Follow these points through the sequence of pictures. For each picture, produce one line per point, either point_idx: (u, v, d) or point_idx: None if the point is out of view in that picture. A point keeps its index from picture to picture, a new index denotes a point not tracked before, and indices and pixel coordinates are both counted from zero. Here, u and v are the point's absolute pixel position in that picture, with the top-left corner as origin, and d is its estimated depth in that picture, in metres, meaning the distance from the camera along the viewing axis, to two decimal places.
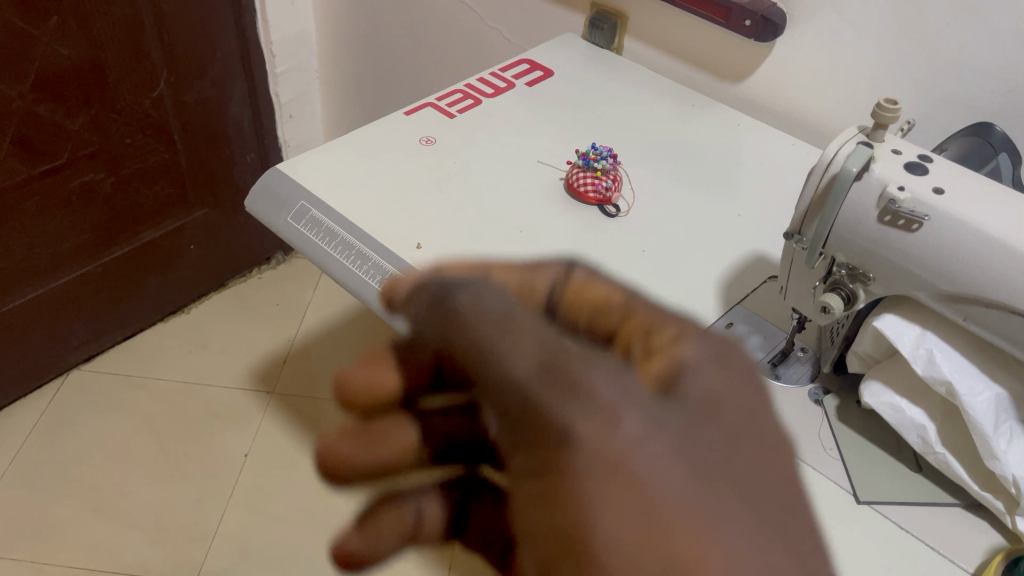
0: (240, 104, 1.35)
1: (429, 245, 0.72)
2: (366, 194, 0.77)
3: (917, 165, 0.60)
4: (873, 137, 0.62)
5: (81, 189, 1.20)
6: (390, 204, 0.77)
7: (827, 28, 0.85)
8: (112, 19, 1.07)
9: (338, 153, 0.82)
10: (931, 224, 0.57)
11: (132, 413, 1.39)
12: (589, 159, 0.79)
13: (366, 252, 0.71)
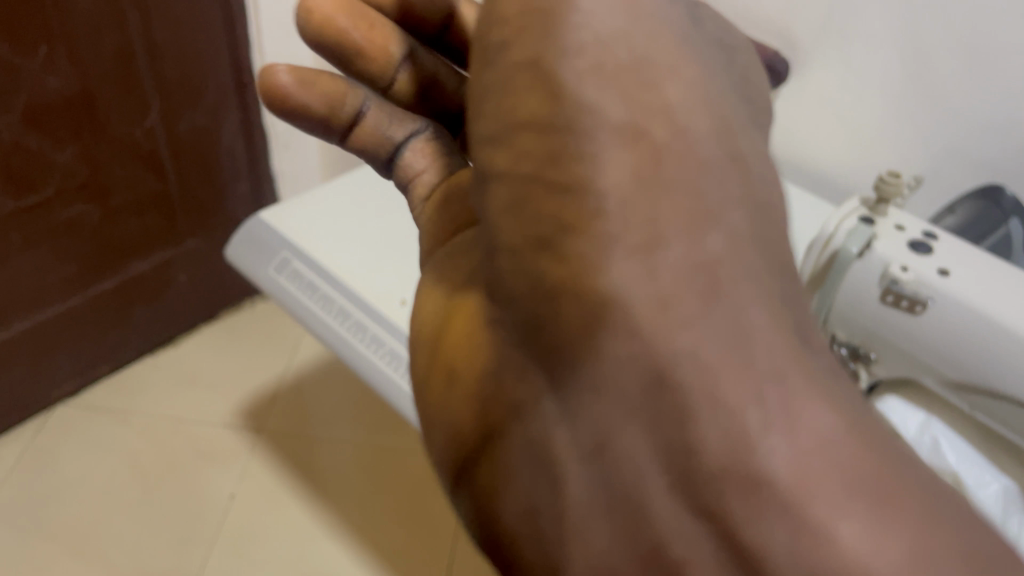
0: (233, 133, 1.33)
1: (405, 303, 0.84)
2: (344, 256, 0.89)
3: (920, 244, 0.65)
4: (876, 213, 0.69)
5: (68, 221, 1.18)
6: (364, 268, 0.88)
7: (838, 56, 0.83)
8: (102, 49, 1.05)
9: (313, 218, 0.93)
10: (934, 306, 0.62)
11: (116, 450, 1.35)
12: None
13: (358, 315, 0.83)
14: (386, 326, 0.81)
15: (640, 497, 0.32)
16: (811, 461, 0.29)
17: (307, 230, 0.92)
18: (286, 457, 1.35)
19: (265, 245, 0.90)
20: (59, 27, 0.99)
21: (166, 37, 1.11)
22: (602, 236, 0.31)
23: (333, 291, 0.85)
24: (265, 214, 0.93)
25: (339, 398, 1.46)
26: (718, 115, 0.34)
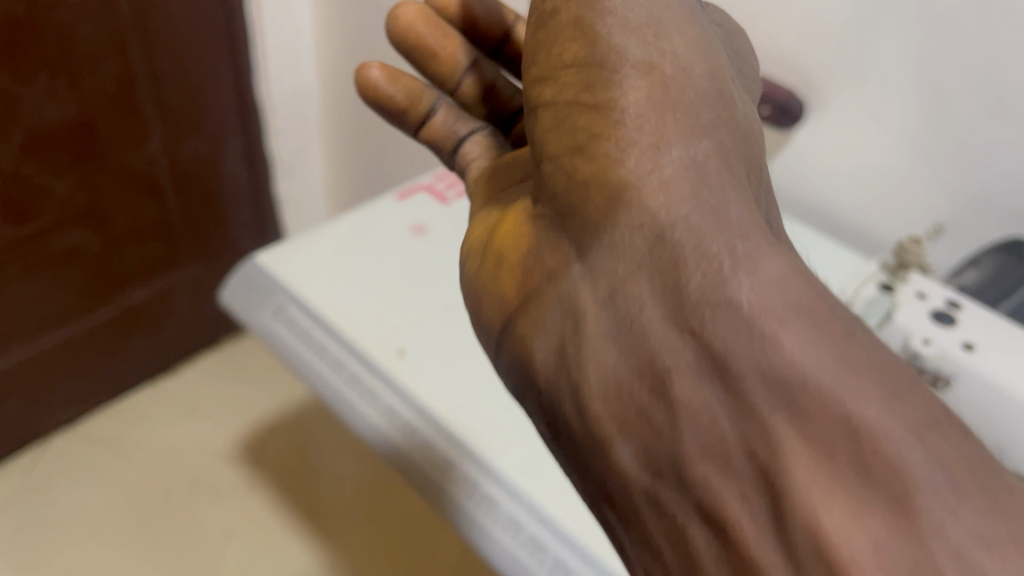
0: (236, 160, 1.35)
1: (411, 351, 0.71)
2: (349, 296, 0.76)
3: (944, 314, 0.61)
4: (896, 279, 0.65)
5: (69, 250, 1.19)
6: (370, 310, 0.74)
7: (851, 101, 0.73)
8: (104, 78, 1.08)
9: (313, 255, 0.80)
10: (959, 384, 0.58)
11: (114, 479, 1.35)
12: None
13: (358, 374, 0.69)
14: (390, 385, 0.68)
15: (643, 327, 0.34)
16: (775, 292, 0.31)
17: (308, 269, 0.78)
18: (285, 487, 1.36)
19: (262, 287, 0.77)
20: (61, 56, 1.01)
21: (167, 66, 1.14)
22: (625, 140, 0.35)
23: (335, 343, 0.71)
24: (262, 255, 0.80)
25: (342, 431, 1.46)
26: (717, 57, 0.38)
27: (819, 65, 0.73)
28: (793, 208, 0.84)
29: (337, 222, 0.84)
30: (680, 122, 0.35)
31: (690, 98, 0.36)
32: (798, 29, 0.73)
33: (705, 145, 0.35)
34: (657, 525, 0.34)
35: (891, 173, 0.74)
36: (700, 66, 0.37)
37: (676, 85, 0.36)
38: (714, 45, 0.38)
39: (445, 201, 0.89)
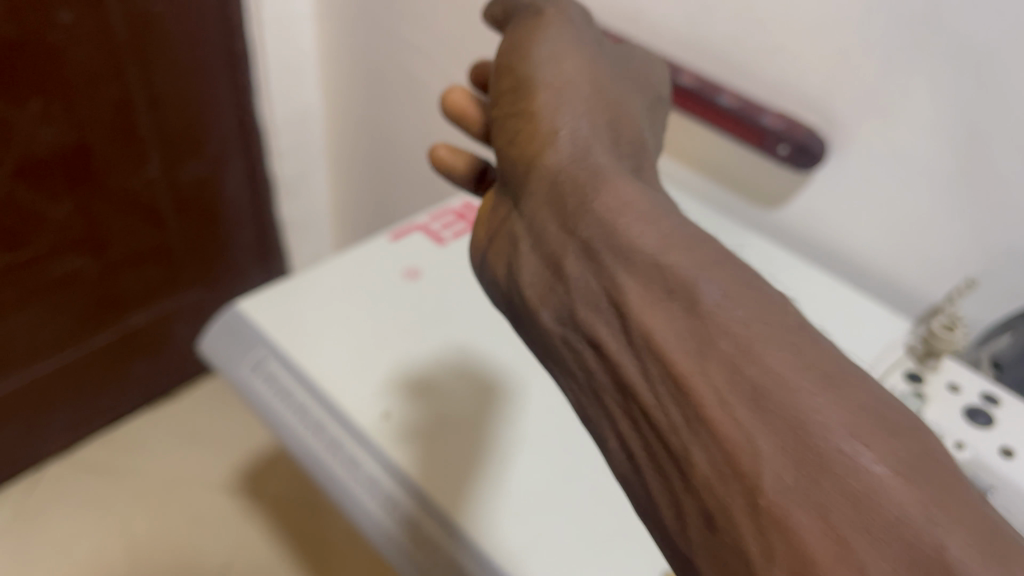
0: (237, 182, 1.35)
1: (396, 415, 0.60)
2: (333, 349, 0.64)
3: (979, 412, 0.55)
4: (928, 369, 0.60)
5: (62, 276, 1.19)
6: (356, 366, 0.63)
7: (879, 141, 0.65)
8: (99, 101, 1.08)
9: (298, 300, 0.68)
10: (997, 495, 0.52)
11: (108, 508, 1.34)
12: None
13: (338, 439, 0.58)
14: (375, 455, 0.57)
15: (543, 228, 0.38)
16: (627, 190, 0.36)
17: (292, 317, 0.66)
18: (286, 520, 1.35)
19: (245, 338, 0.65)
20: (55, 81, 1.01)
21: (164, 88, 1.14)
22: (537, 111, 0.40)
23: (313, 401, 0.60)
24: (244, 301, 0.67)
25: None
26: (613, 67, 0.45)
27: (843, 100, 0.65)
28: (827, 258, 0.74)
29: (326, 264, 0.72)
30: (576, 100, 0.41)
31: (582, 79, 0.42)
32: (818, 60, 0.65)
33: (597, 119, 0.40)
34: (576, 369, 0.36)
35: (924, 219, 0.65)
36: (598, 71, 0.43)
37: (573, 78, 0.42)
38: (609, 64, 0.45)
39: (446, 239, 0.77)
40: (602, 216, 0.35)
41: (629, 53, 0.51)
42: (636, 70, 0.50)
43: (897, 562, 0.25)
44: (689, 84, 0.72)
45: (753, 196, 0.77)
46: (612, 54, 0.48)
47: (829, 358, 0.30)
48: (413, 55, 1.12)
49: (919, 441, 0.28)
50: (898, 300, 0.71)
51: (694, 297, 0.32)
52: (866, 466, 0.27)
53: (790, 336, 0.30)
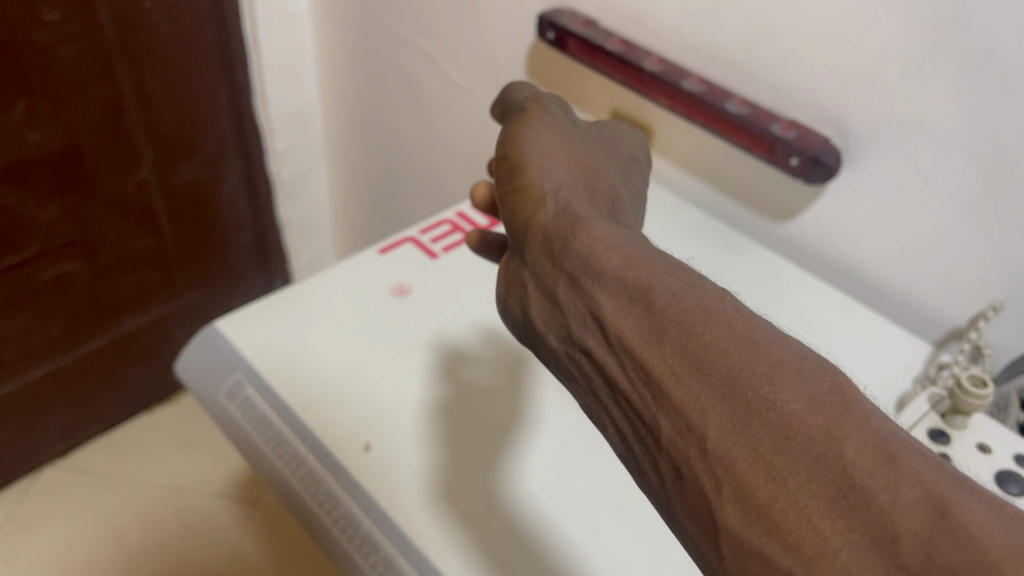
0: (234, 183, 1.32)
1: (378, 447, 0.55)
2: (310, 373, 0.60)
3: (1013, 479, 0.50)
4: (950, 422, 0.54)
5: (55, 280, 1.16)
6: (331, 394, 0.58)
7: (900, 153, 0.60)
8: (89, 102, 1.05)
9: (275, 320, 0.63)
10: None
11: (102, 516, 1.31)
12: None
13: (315, 473, 0.55)
14: (353, 491, 0.53)
15: (535, 260, 0.44)
16: (594, 219, 0.42)
17: (268, 338, 0.62)
18: (282, 529, 1.32)
19: (221, 363, 0.61)
20: (40, 83, 0.98)
21: (156, 87, 1.11)
22: (533, 177, 0.46)
23: (289, 432, 0.56)
24: (219, 322, 0.63)
25: None
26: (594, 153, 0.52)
27: (859, 108, 0.61)
28: (844, 278, 0.70)
29: (308, 281, 0.67)
30: (560, 164, 0.47)
31: (564, 152, 0.49)
32: (835, 65, 0.60)
33: (580, 182, 0.47)
34: (580, 377, 0.42)
35: (948, 235, 0.60)
36: (578, 148, 0.51)
37: (557, 149, 0.49)
38: (588, 142, 0.53)
39: (437, 254, 0.72)
40: (580, 242, 0.41)
41: (604, 128, 0.59)
42: (613, 142, 0.57)
43: (813, 477, 0.30)
44: (695, 90, 0.68)
45: (761, 208, 0.72)
46: (590, 132, 0.56)
47: (753, 326, 0.35)
48: (411, 54, 1.08)
49: (833, 382, 0.32)
50: (913, 322, 0.66)
51: (647, 295, 0.37)
52: (783, 406, 0.31)
53: (723, 312, 0.35)
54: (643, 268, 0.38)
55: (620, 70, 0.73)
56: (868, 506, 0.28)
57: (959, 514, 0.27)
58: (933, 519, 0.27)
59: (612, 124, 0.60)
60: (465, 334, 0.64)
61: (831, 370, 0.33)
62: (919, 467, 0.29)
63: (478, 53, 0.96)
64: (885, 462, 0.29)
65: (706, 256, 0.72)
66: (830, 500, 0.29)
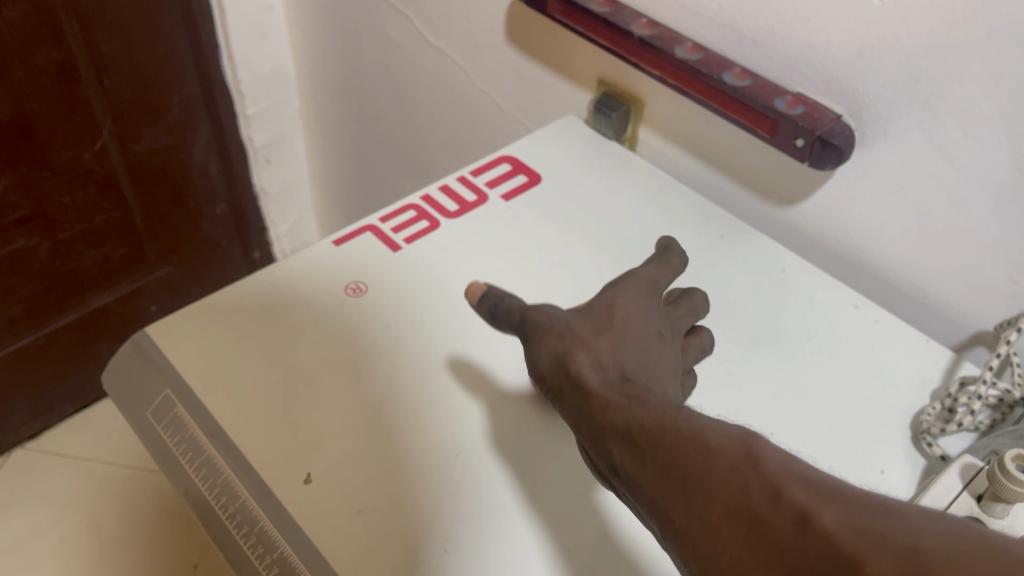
0: (204, 150, 1.23)
1: (321, 476, 0.49)
2: (249, 389, 0.53)
3: None
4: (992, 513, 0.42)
5: (11, 257, 1.09)
6: (271, 420, 0.51)
7: (921, 132, 0.52)
8: (37, 66, 0.96)
9: (211, 327, 0.56)
10: None
11: (72, 501, 1.25)
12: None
13: (246, 508, 0.48)
14: (293, 536, 0.46)
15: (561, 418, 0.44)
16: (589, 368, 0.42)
17: (203, 346, 0.55)
18: None
19: (154, 376, 0.54)
20: None
21: (112, 50, 1.02)
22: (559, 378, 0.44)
23: (223, 458, 0.50)
24: (149, 328, 0.56)
25: None
26: (614, 320, 0.46)
27: (877, 83, 0.53)
28: (853, 271, 0.62)
29: (248, 279, 0.60)
30: (577, 343, 0.44)
31: (587, 340, 0.44)
32: (851, 31, 0.52)
33: (598, 367, 0.43)
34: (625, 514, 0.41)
35: (975, 226, 0.53)
36: (609, 339, 0.44)
37: (579, 348, 0.44)
38: (625, 318, 0.46)
39: (399, 246, 0.64)
40: (574, 383, 0.42)
41: (633, 274, 0.50)
42: (648, 287, 0.49)
43: (725, 524, 0.30)
44: (690, 59, 0.60)
45: (764, 191, 0.65)
46: (623, 291, 0.48)
47: (702, 426, 0.34)
48: (386, 14, 0.99)
49: (745, 439, 0.33)
50: (930, 323, 0.59)
51: (626, 427, 0.37)
52: (703, 471, 0.32)
53: (681, 425, 0.35)
54: (627, 406, 0.38)
55: (606, 35, 0.65)
56: (762, 534, 0.29)
57: (820, 520, 0.28)
58: (803, 530, 0.28)
59: (647, 268, 0.51)
60: (427, 342, 0.57)
61: (747, 434, 0.33)
62: (788, 485, 0.30)
63: (455, 13, 0.87)
64: (773, 497, 0.29)
65: (703, 245, 0.65)
66: (743, 543, 0.29)
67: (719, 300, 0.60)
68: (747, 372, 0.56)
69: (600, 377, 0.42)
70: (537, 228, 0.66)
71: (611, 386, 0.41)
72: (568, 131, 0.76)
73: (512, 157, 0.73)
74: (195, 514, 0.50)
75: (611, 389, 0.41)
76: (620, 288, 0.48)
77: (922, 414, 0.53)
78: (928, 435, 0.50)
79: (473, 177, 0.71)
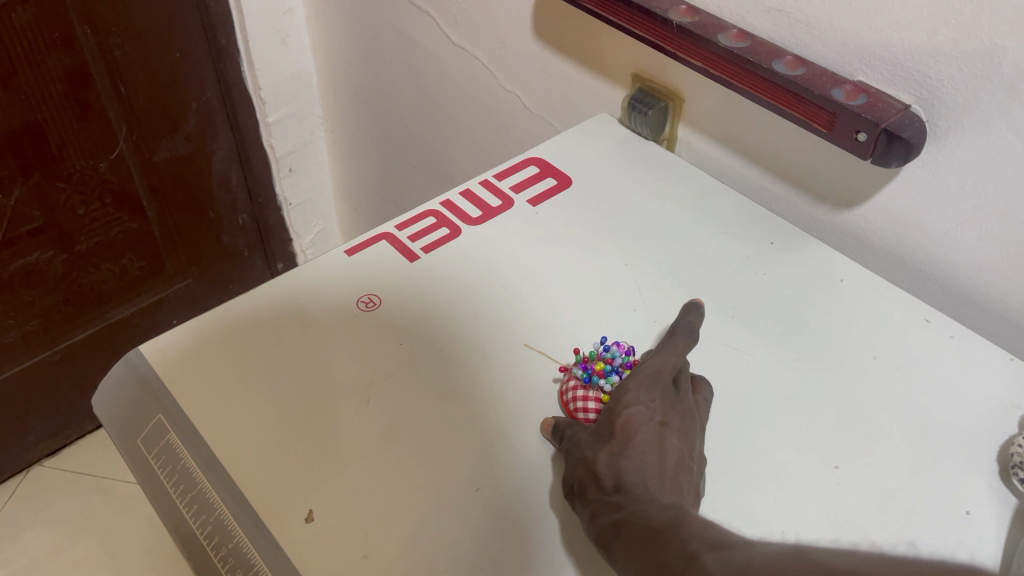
0: (224, 159, 1.20)
1: (322, 515, 0.44)
2: (247, 418, 0.48)
3: None
4: None
5: (24, 270, 1.05)
6: (270, 454, 0.46)
7: (1004, 121, 0.46)
8: (48, 74, 0.93)
9: (209, 349, 0.52)
10: None
11: (91, 521, 1.21)
12: (592, 369, 0.49)
13: (241, 550, 0.43)
14: None
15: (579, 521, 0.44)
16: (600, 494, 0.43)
17: (201, 370, 0.50)
18: None
19: (146, 400, 0.49)
20: None
21: (127, 57, 0.98)
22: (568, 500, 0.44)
23: (219, 492, 0.45)
24: (141, 348, 0.51)
25: None
26: (619, 431, 0.45)
27: (951, 65, 0.46)
28: (919, 280, 0.56)
29: (249, 293, 0.55)
30: (578, 458, 0.45)
31: (586, 455, 0.44)
32: (921, 7, 0.46)
33: (604, 488, 0.43)
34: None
35: None
36: (616, 456, 0.44)
37: (581, 465, 0.44)
38: (627, 423, 0.45)
39: (417, 256, 0.59)
40: (571, 482, 0.44)
41: (635, 370, 0.48)
42: (655, 379, 0.47)
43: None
44: (735, 48, 0.54)
45: (817, 194, 0.59)
46: (626, 390, 0.46)
47: (656, 516, 0.40)
48: (408, 13, 0.95)
49: (677, 519, 0.40)
50: (1012, 339, 0.53)
51: (608, 527, 0.41)
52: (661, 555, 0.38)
53: (648, 521, 0.40)
54: (611, 511, 0.41)
55: (641, 24, 0.59)
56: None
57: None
58: None
59: (650, 360, 0.48)
60: (446, 362, 0.52)
61: (679, 514, 0.40)
62: (692, 544, 0.38)
63: (479, 9, 0.82)
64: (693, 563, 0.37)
65: (751, 254, 0.59)
66: None
67: (771, 315, 0.54)
68: (806, 395, 0.49)
69: (594, 487, 0.43)
70: (568, 236, 0.61)
71: (602, 498, 0.43)
72: (601, 132, 0.70)
73: (540, 159, 0.67)
74: (184, 556, 0.44)
75: (602, 496, 0.43)
76: (624, 388, 0.47)
77: (1012, 444, 0.46)
78: (1021, 469, 0.44)
79: (498, 181, 0.65)
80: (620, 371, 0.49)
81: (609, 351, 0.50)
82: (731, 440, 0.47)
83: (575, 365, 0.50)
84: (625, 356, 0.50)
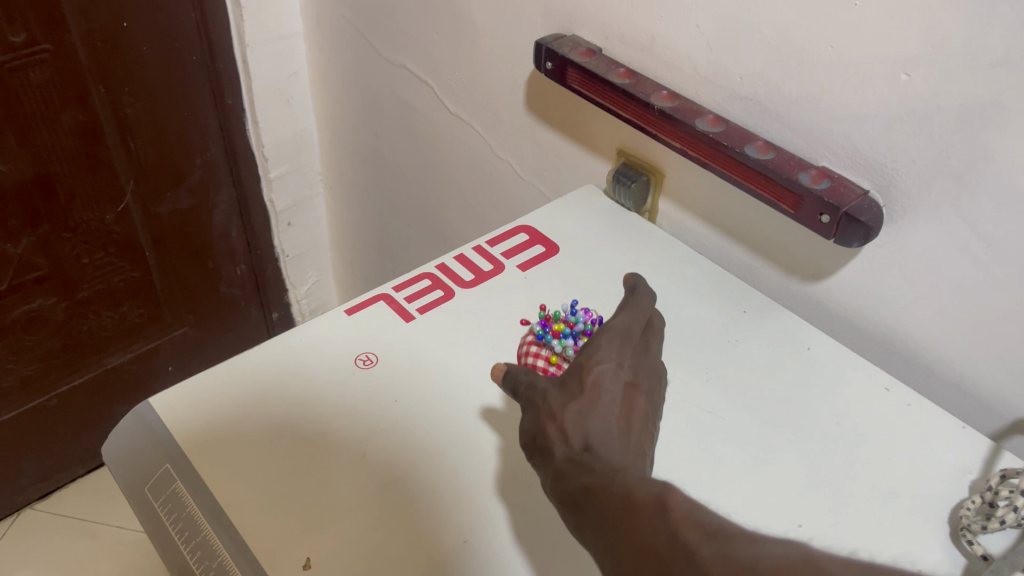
0: (226, 212, 1.24)
1: (319, 564, 0.47)
2: (250, 468, 0.51)
3: None
4: None
5: (26, 317, 1.08)
6: (271, 505, 0.49)
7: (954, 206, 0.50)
8: (60, 130, 0.97)
9: (216, 401, 0.55)
10: None
11: (78, 567, 1.22)
12: (550, 329, 0.59)
13: None
14: None
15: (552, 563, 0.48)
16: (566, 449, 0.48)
17: (208, 423, 0.53)
18: None
19: (154, 451, 0.52)
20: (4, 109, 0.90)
21: (137, 115, 1.03)
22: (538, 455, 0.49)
23: (224, 541, 0.48)
24: (151, 401, 0.55)
25: None
26: (590, 387, 0.50)
27: (905, 157, 0.51)
28: (881, 353, 0.60)
29: (253, 350, 0.59)
30: (545, 412, 0.49)
31: (553, 409, 0.49)
32: (878, 104, 0.51)
33: (570, 439, 0.48)
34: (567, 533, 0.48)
35: (1011, 306, 0.51)
36: (585, 411, 0.48)
37: (548, 419, 0.49)
38: (597, 380, 0.50)
39: (412, 317, 0.63)
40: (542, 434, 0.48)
41: (607, 326, 0.55)
42: (625, 334, 0.54)
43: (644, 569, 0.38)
44: (711, 133, 0.59)
45: (788, 267, 0.63)
46: (597, 347, 0.52)
47: (637, 490, 0.42)
48: (408, 81, 1.00)
49: (663, 496, 0.41)
50: (968, 410, 0.57)
51: (579, 491, 0.45)
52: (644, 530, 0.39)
53: (630, 495, 0.42)
54: (582, 474, 0.45)
55: (625, 105, 0.64)
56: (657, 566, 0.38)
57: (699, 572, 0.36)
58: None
59: (620, 317, 0.55)
60: (436, 420, 0.55)
61: (664, 489, 0.41)
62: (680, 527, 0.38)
63: (475, 81, 0.87)
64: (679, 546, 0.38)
65: (725, 320, 0.63)
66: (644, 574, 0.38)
67: (741, 381, 0.58)
68: (772, 457, 0.53)
69: (563, 445, 0.48)
70: (554, 298, 0.65)
71: (571, 457, 0.47)
72: (588, 203, 0.75)
73: (530, 227, 0.72)
74: None
75: (570, 457, 0.47)
76: (595, 344, 0.52)
77: (961, 507, 0.49)
78: (968, 532, 0.47)
79: (490, 247, 0.70)
80: (575, 335, 0.59)
81: (572, 316, 0.59)
82: (702, 496, 0.50)
83: (541, 321, 0.60)
84: (587, 322, 0.59)
